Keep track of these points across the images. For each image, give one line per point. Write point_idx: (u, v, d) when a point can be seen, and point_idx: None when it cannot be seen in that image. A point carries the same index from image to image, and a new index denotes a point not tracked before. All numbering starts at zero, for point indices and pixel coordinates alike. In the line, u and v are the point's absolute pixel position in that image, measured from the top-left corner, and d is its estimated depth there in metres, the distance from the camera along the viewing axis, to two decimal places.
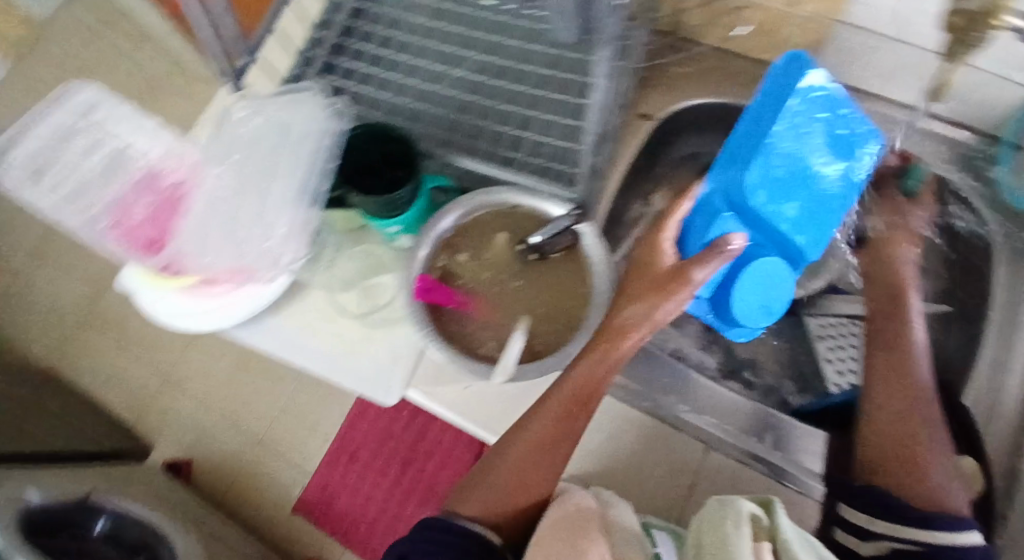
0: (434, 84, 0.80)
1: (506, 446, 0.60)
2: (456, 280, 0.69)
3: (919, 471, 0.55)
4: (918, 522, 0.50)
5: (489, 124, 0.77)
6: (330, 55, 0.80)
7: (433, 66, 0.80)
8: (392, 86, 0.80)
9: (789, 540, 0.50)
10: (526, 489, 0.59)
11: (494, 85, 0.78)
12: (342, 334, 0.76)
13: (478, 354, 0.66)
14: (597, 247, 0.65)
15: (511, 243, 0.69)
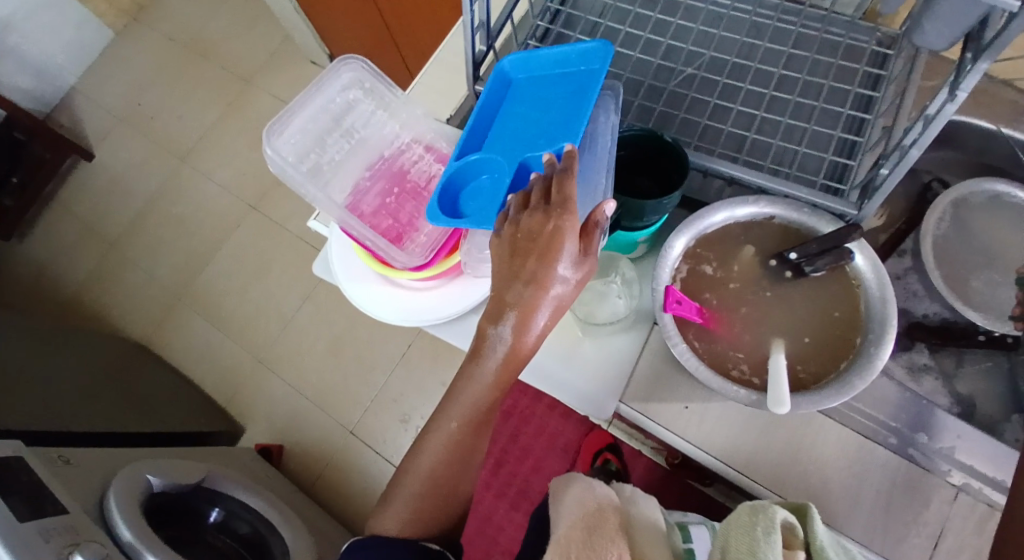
0: (655, 78, 0.75)
1: (402, 472, 0.63)
2: (701, 294, 0.64)
3: None
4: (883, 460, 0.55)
5: (726, 126, 0.72)
6: (548, 46, 0.78)
7: (655, 61, 0.76)
8: (612, 78, 0.76)
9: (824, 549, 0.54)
10: (409, 496, 0.61)
11: (723, 84, 0.74)
12: (550, 344, 0.72)
13: (731, 376, 0.61)
14: (871, 268, 0.60)
15: (760, 258, 0.65)
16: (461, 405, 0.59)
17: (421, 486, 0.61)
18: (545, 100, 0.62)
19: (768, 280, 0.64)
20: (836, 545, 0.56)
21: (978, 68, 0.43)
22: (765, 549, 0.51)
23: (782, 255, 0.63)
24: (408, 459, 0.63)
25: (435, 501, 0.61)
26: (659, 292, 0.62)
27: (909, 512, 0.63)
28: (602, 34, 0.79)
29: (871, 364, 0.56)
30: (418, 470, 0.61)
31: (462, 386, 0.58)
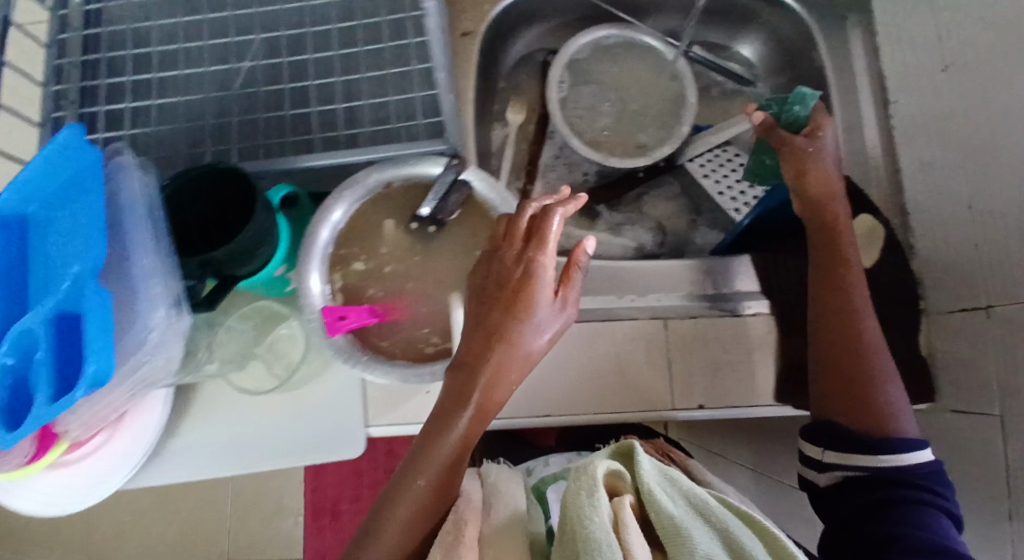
0: (225, 88, 0.66)
1: (360, 547, 0.50)
2: (365, 291, 0.60)
3: (863, 388, 0.59)
4: (860, 447, 0.57)
5: (312, 106, 0.65)
6: (94, 106, 0.64)
7: (214, 69, 0.66)
8: (177, 109, 0.65)
9: (654, 492, 0.50)
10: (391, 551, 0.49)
11: (293, 62, 0.66)
12: (269, 414, 0.67)
13: (428, 353, 0.60)
14: (493, 188, 0.61)
15: (401, 225, 0.62)
16: (434, 462, 0.50)
17: (401, 515, 0.50)
18: (56, 218, 0.46)
19: (416, 242, 0.62)
20: (661, 478, 0.52)
21: None
22: (592, 522, 0.46)
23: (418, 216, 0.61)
24: (374, 513, 0.51)
25: (410, 537, 0.50)
26: (319, 318, 0.58)
27: (642, 359, 0.69)
28: (141, 64, 0.66)
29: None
30: (394, 514, 0.50)
31: (424, 457, 0.50)
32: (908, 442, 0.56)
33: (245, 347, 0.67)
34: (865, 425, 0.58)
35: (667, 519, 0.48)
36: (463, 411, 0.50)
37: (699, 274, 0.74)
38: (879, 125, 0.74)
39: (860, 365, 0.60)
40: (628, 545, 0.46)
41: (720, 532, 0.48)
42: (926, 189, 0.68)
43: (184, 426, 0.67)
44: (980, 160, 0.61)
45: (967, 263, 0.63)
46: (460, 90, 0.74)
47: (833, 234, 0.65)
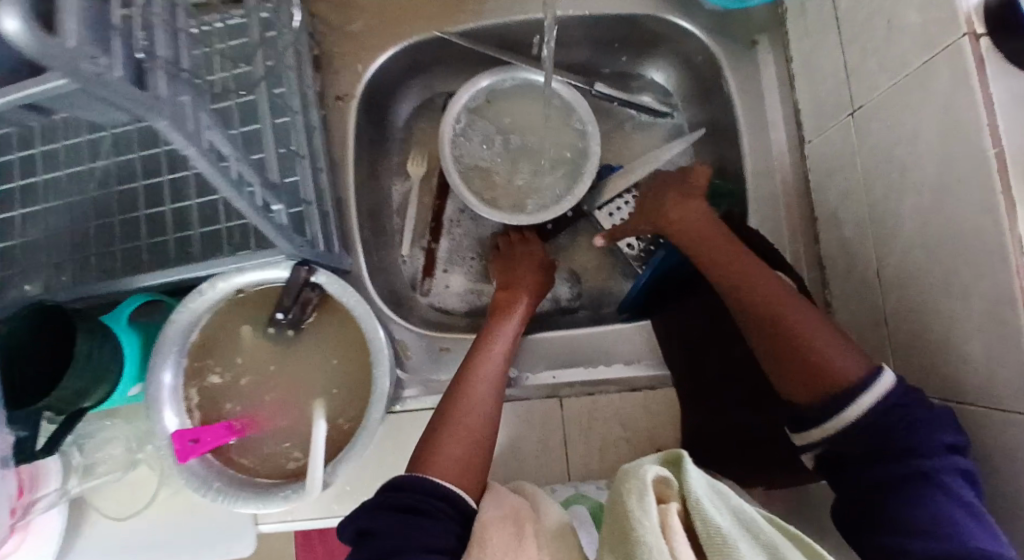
0: (104, 186, 0.65)
1: (433, 443, 0.53)
2: (222, 405, 0.60)
3: (794, 344, 0.52)
4: (813, 422, 0.49)
5: (187, 199, 0.64)
6: None
7: (88, 168, 0.64)
8: (60, 213, 0.64)
9: (704, 505, 0.46)
10: (465, 433, 0.53)
11: (163, 153, 0.64)
12: (162, 519, 0.64)
13: (289, 469, 0.58)
14: (344, 290, 0.58)
15: (260, 330, 0.60)
16: (482, 376, 0.58)
17: (470, 413, 0.55)
18: None
19: (275, 347, 0.60)
20: (710, 491, 0.49)
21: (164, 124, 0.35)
22: (641, 525, 0.45)
23: (272, 321, 0.59)
24: (443, 417, 0.55)
25: (477, 437, 0.54)
26: (170, 444, 0.56)
27: (535, 444, 0.66)
28: None
29: (376, 388, 0.56)
30: (462, 413, 0.55)
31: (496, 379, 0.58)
32: (858, 379, 0.48)
33: (129, 454, 0.64)
34: (808, 390, 0.51)
35: (712, 528, 0.46)
36: (508, 350, 0.61)
37: (595, 346, 0.66)
38: (795, 167, 0.66)
39: (800, 338, 0.52)
40: (675, 548, 0.45)
41: (763, 546, 0.46)
42: (839, 246, 0.61)
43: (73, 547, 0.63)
44: (885, 228, 0.53)
45: (877, 338, 0.56)
46: (335, 160, 0.70)
47: (739, 261, 0.59)
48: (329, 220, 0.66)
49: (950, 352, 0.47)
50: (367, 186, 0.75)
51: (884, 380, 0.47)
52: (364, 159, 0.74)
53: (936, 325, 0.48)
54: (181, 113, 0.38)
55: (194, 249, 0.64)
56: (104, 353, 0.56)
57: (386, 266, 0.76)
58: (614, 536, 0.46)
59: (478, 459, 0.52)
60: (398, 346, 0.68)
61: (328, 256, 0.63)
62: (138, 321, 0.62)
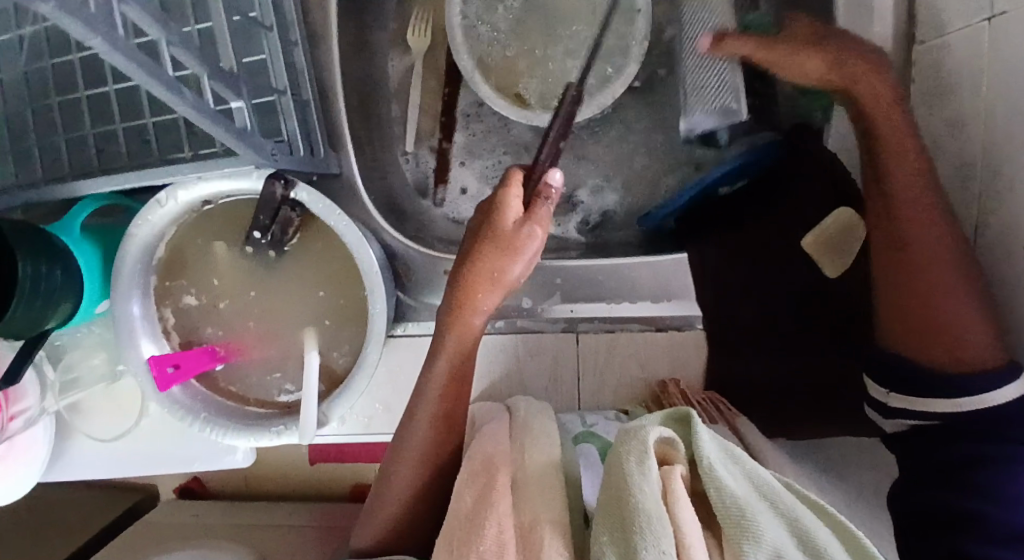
0: (34, 58, 0.53)
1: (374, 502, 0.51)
2: (202, 330, 0.54)
3: (934, 295, 0.45)
4: (923, 391, 0.45)
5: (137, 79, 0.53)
6: None
7: (14, 34, 0.53)
8: None
9: (712, 466, 0.36)
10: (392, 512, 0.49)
11: None
12: (148, 432, 0.61)
13: (281, 400, 0.54)
14: (329, 210, 0.48)
15: (236, 249, 0.52)
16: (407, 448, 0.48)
17: (398, 497, 0.48)
18: None
19: (255, 270, 0.53)
20: (721, 453, 0.37)
21: (45, 7, 0.25)
22: (637, 490, 0.34)
23: (249, 241, 0.50)
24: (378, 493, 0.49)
25: (415, 515, 0.49)
26: (148, 371, 0.51)
27: (547, 378, 0.61)
28: None
29: (370, 327, 0.50)
30: (393, 494, 0.48)
31: (433, 453, 0.48)
32: (985, 375, 0.42)
33: (110, 366, 0.60)
34: (932, 356, 0.45)
35: (728, 499, 0.34)
36: (435, 410, 0.48)
37: (619, 280, 0.59)
38: (894, 74, 0.53)
39: (939, 286, 0.45)
40: (679, 521, 0.34)
41: (788, 520, 0.35)
42: (930, 183, 0.50)
43: (62, 457, 0.61)
44: (999, 177, 0.42)
45: None
46: (316, 32, 0.56)
47: (907, 206, 0.46)
48: (310, 112, 0.54)
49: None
50: (358, 66, 0.62)
51: (1020, 381, 0.42)
52: (353, 30, 0.60)
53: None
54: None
55: (152, 143, 0.54)
56: (57, 273, 0.48)
57: (383, 165, 0.66)
58: (607, 496, 0.37)
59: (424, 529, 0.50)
60: (398, 265, 0.60)
61: (309, 161, 0.53)
62: (95, 227, 0.53)
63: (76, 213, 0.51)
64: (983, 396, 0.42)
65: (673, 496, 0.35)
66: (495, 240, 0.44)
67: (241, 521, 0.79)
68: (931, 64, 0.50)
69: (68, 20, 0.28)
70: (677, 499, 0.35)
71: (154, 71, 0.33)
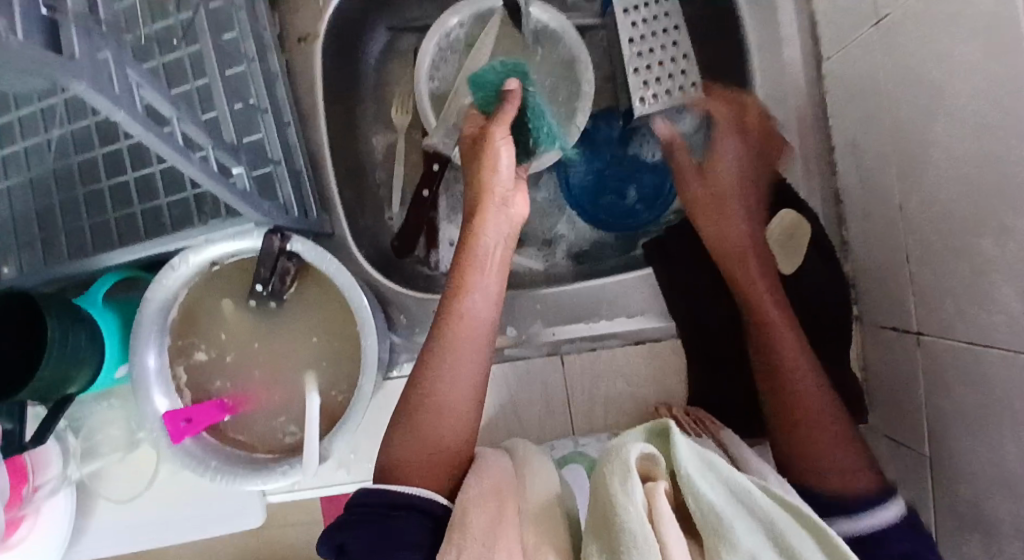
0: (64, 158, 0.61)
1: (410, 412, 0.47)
2: (212, 384, 0.58)
3: (810, 445, 0.48)
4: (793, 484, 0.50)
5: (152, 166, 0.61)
6: None
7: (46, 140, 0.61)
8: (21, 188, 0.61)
9: (695, 483, 0.36)
10: (443, 417, 0.46)
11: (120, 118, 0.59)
12: (165, 496, 0.63)
13: (287, 443, 0.57)
14: (321, 257, 0.54)
15: (241, 303, 0.57)
16: (466, 326, 0.49)
17: (441, 394, 0.47)
18: None
19: (258, 321, 0.57)
20: (700, 464, 0.38)
21: (81, 87, 0.32)
22: (622, 506, 0.35)
23: (252, 294, 0.56)
24: (414, 396, 0.47)
25: (456, 418, 0.47)
26: (163, 425, 0.54)
27: (540, 402, 0.64)
28: None
29: (365, 360, 0.54)
30: (436, 386, 0.47)
31: (469, 339, 0.49)
32: (863, 496, 0.44)
33: (128, 433, 0.63)
34: (811, 469, 0.48)
35: (706, 507, 0.36)
36: (472, 284, 0.50)
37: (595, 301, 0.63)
38: (810, 91, 0.60)
39: (815, 423, 0.49)
40: (664, 536, 0.35)
41: (764, 528, 0.36)
42: (858, 177, 0.56)
43: (81, 531, 0.63)
44: (909, 160, 0.48)
45: (899, 276, 0.52)
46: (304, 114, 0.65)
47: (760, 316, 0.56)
48: (303, 179, 0.61)
49: (985, 308, 0.41)
50: (343, 139, 0.70)
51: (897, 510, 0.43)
52: (336, 110, 0.69)
53: (967, 266, 0.43)
54: (96, 73, 0.33)
55: (166, 221, 0.61)
56: (81, 337, 0.53)
57: (372, 224, 0.72)
58: (596, 517, 0.38)
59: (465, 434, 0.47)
60: (390, 311, 0.65)
61: (303, 220, 0.59)
62: (116, 299, 0.59)
63: (99, 286, 0.57)
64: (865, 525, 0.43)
65: (660, 514, 0.36)
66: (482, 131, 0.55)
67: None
68: (838, 77, 0.57)
69: (98, 98, 0.35)
70: (662, 519, 0.35)
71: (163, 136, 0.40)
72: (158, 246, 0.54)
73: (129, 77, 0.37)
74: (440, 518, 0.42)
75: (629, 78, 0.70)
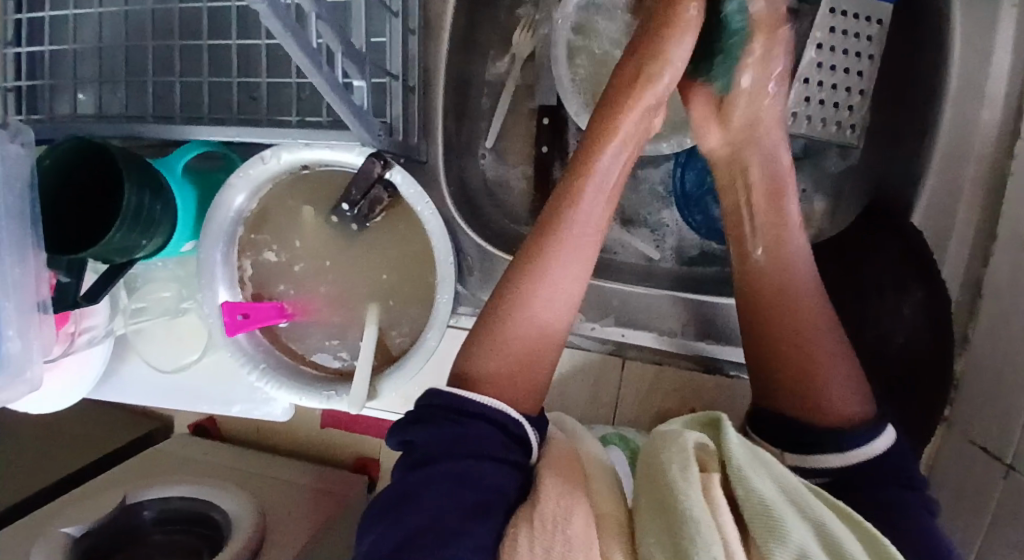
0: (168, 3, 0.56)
1: (500, 320, 0.45)
2: (275, 286, 0.56)
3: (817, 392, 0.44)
4: (821, 441, 0.43)
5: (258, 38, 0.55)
6: (25, 11, 0.55)
7: None
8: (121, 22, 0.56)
9: (746, 472, 0.32)
10: (528, 340, 0.44)
11: None
12: (198, 372, 0.64)
13: (335, 366, 0.57)
14: (419, 196, 0.50)
15: (322, 215, 0.55)
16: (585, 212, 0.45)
17: (529, 308, 0.44)
18: None
19: (336, 239, 0.55)
20: (752, 459, 0.34)
21: None
22: (683, 494, 0.31)
23: (337, 211, 0.53)
24: (503, 304, 0.45)
25: (539, 333, 0.45)
26: (220, 315, 0.53)
27: (587, 392, 0.63)
28: None
29: (433, 314, 0.52)
30: (528, 290, 0.44)
31: (575, 239, 0.45)
32: (863, 427, 0.43)
33: (177, 302, 0.63)
34: (820, 416, 0.44)
35: (755, 499, 0.31)
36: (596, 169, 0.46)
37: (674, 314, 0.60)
38: (994, 164, 0.52)
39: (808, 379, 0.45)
40: (722, 526, 0.30)
41: (818, 528, 0.31)
42: (1013, 280, 0.50)
43: (115, 380, 0.64)
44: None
45: (1016, 399, 0.47)
46: (431, 20, 0.58)
47: (783, 284, 0.47)
48: (413, 100, 0.56)
49: None
50: (461, 58, 0.64)
51: (886, 435, 0.43)
52: (463, 24, 0.62)
53: None
54: None
55: (260, 102, 0.57)
56: (157, 208, 0.51)
57: (465, 158, 0.67)
58: (650, 498, 0.33)
59: (545, 348, 0.45)
60: (464, 262, 0.61)
61: (405, 146, 0.55)
62: (195, 172, 0.56)
63: (182, 155, 0.54)
64: (857, 453, 0.42)
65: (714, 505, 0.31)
66: (639, 74, 0.46)
67: (247, 471, 0.79)
68: None
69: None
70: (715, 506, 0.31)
71: (301, 40, 0.33)
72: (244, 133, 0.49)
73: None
74: (509, 432, 0.41)
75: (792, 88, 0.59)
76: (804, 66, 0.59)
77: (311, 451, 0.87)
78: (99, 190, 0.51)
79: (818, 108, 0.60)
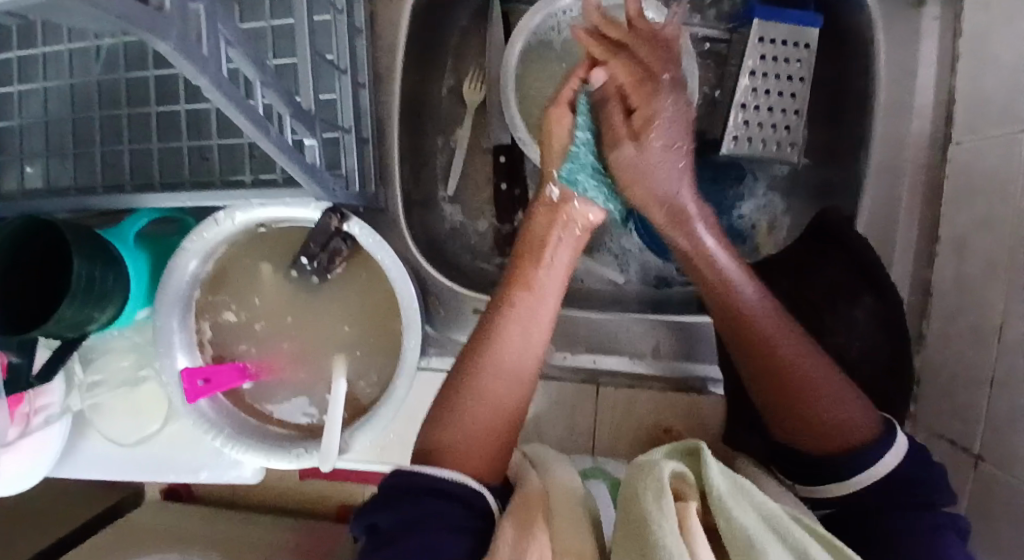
0: (112, 69, 0.56)
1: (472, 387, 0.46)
2: (237, 346, 0.55)
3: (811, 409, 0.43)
4: (828, 476, 0.43)
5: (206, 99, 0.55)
6: None
7: (92, 42, 0.55)
8: (62, 92, 0.55)
9: (727, 503, 0.31)
10: (497, 418, 0.45)
11: None
12: (161, 441, 0.61)
13: (304, 424, 0.55)
14: (378, 246, 0.50)
15: (281, 271, 0.54)
16: (528, 314, 0.47)
17: (490, 384, 0.45)
18: None
19: (296, 294, 0.54)
20: (731, 485, 0.33)
21: (160, 49, 0.24)
22: (660, 528, 0.30)
23: (296, 266, 0.52)
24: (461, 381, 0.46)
25: (502, 409, 0.45)
26: (180, 382, 0.52)
27: (564, 423, 0.63)
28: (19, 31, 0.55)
29: (402, 361, 0.51)
30: (486, 364, 0.46)
31: (527, 317, 0.47)
32: (869, 443, 0.42)
33: (134, 371, 0.60)
34: (816, 447, 0.44)
35: (737, 529, 0.31)
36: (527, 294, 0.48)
37: (641, 337, 0.61)
38: (926, 169, 0.55)
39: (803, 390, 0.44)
40: (700, 559, 0.30)
41: (797, 556, 0.31)
42: (958, 279, 0.52)
43: (72, 461, 0.61)
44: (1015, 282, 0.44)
45: (973, 395, 0.49)
46: (380, 71, 0.58)
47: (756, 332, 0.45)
48: (366, 149, 0.56)
49: None
50: (414, 103, 0.64)
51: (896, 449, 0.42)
52: (411, 71, 0.63)
53: None
54: (182, 31, 0.26)
55: (212, 162, 0.56)
56: (110, 278, 0.49)
57: (425, 200, 0.67)
58: (624, 530, 0.32)
59: (506, 414, 0.45)
60: (430, 304, 0.61)
61: (362, 196, 0.55)
62: (147, 238, 0.55)
63: (132, 222, 0.53)
64: (870, 474, 0.42)
65: (694, 538, 0.30)
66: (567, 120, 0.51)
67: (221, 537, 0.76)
68: (965, 162, 0.52)
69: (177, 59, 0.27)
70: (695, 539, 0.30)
71: (243, 107, 0.32)
72: (197, 200, 0.48)
73: (216, 34, 0.29)
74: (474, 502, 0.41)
75: (730, 113, 0.62)
76: (738, 92, 0.62)
77: (289, 510, 0.83)
78: (45, 266, 0.49)
79: (757, 131, 0.63)
